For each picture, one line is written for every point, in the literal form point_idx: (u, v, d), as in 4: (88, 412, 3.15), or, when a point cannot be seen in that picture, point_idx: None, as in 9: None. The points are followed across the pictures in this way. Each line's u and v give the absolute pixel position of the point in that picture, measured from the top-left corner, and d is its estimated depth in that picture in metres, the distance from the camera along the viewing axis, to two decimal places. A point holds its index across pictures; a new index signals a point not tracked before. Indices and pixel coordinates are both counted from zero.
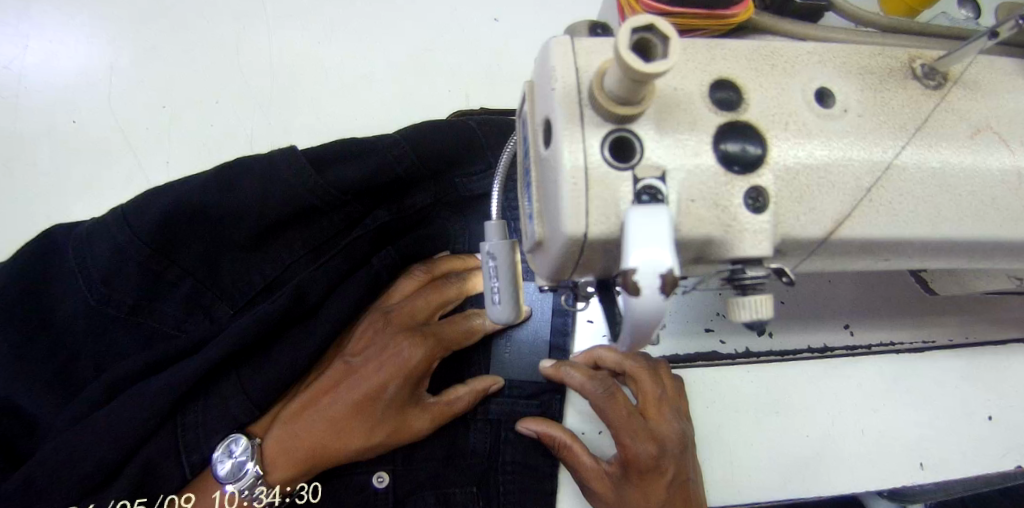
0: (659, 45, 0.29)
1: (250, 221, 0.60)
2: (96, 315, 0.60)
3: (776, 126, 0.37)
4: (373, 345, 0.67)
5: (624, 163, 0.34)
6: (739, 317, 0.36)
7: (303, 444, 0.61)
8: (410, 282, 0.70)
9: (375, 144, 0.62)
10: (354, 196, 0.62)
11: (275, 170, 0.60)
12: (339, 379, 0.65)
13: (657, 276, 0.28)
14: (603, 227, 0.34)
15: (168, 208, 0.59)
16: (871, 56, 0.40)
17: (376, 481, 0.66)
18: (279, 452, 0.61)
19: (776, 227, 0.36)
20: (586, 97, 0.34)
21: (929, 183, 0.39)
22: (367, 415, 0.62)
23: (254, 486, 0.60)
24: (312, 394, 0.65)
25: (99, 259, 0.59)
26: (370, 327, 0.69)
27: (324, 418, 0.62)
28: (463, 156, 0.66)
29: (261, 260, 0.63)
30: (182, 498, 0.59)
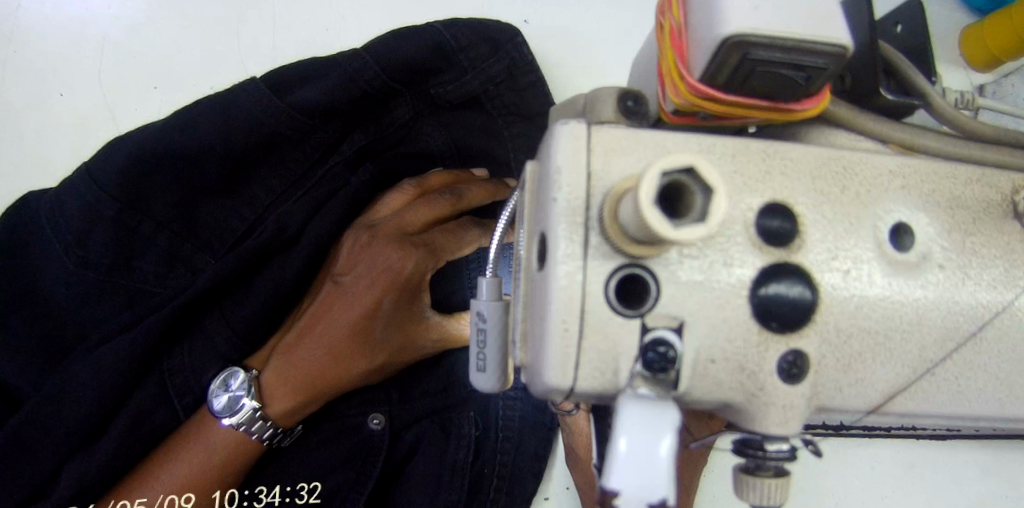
0: (697, 197, 0.21)
1: (214, 160, 0.56)
2: (76, 280, 0.55)
3: (832, 273, 0.29)
4: (363, 259, 0.56)
5: (633, 310, 0.27)
6: (746, 498, 0.29)
7: (299, 370, 0.53)
8: (398, 196, 0.61)
9: (335, 61, 0.56)
10: (321, 119, 0.57)
11: (237, 105, 0.55)
12: (330, 300, 0.56)
13: (646, 505, 0.22)
14: (596, 384, 0.27)
15: (130, 156, 0.54)
16: (967, 182, 0.32)
17: (372, 422, 0.58)
18: (279, 384, 0.53)
19: (813, 398, 0.29)
20: (595, 217, 0.27)
21: (1010, 356, 0.32)
22: (365, 336, 0.54)
23: (252, 421, 0.52)
24: (304, 319, 0.55)
25: (70, 219, 0.55)
26: (355, 241, 0.58)
27: (324, 343, 0.53)
28: (438, 63, 0.58)
29: (238, 202, 0.59)
30: (182, 498, 0.51)
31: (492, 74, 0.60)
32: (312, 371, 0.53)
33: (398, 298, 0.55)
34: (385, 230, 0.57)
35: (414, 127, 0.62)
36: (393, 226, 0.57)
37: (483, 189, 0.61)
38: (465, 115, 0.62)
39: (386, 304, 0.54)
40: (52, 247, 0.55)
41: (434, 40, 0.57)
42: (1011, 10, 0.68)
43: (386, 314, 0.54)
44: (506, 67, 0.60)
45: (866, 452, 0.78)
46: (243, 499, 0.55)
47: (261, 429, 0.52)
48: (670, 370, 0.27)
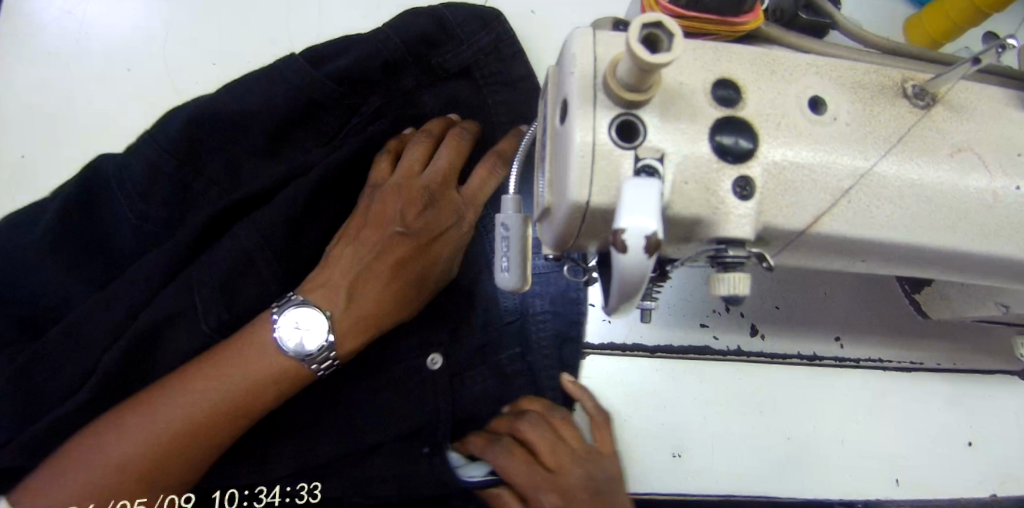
0: (665, 41, 0.33)
1: (261, 122, 0.67)
2: (141, 231, 0.65)
3: (768, 126, 0.41)
4: (416, 216, 0.67)
5: (628, 143, 0.38)
6: (718, 291, 0.40)
7: (377, 309, 0.63)
8: (415, 149, 0.69)
9: (356, 38, 0.69)
10: (349, 87, 0.69)
11: (281, 76, 0.68)
12: (390, 252, 0.65)
13: (642, 238, 0.32)
14: (604, 198, 0.38)
15: (187, 118, 0.65)
16: (866, 73, 0.45)
17: (430, 362, 0.70)
18: (354, 324, 0.61)
19: (759, 215, 0.40)
20: (600, 83, 0.39)
21: (905, 193, 0.43)
22: (428, 282, 0.67)
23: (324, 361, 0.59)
24: (370, 264, 0.64)
25: (133, 177, 0.64)
26: (400, 197, 0.67)
27: (393, 289, 0.64)
28: (440, 37, 0.72)
29: (290, 150, 0.70)
30: (182, 499, 0.57)
31: (481, 46, 0.74)
32: (388, 309, 0.64)
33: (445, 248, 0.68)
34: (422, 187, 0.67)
35: (418, 95, 0.74)
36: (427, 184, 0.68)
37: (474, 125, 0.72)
38: (463, 83, 0.75)
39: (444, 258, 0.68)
40: (114, 201, 0.65)
41: (434, 17, 0.71)
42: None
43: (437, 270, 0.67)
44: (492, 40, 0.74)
45: (840, 381, 0.88)
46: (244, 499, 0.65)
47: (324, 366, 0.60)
48: None
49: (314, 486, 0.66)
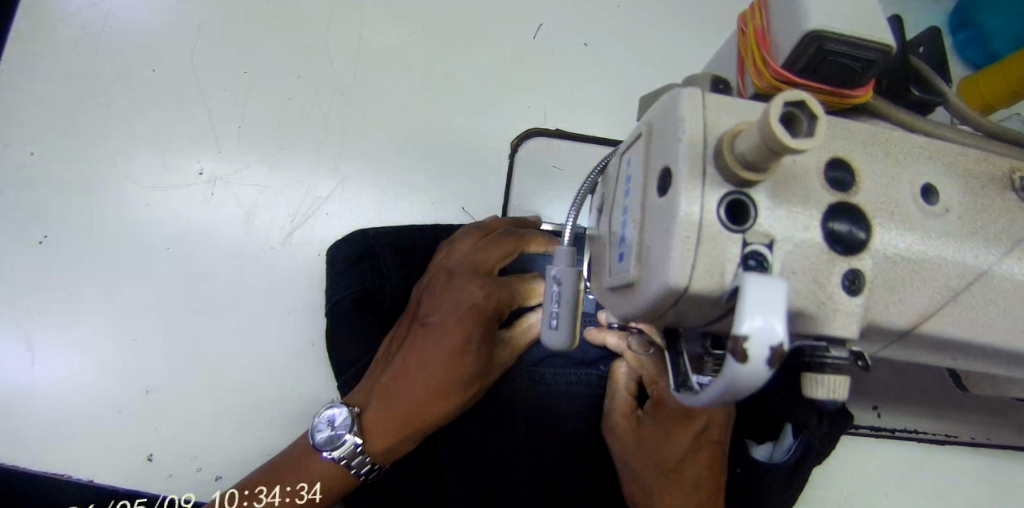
0: (805, 123, 0.30)
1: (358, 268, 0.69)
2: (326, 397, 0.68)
3: (882, 215, 0.37)
4: (446, 301, 0.61)
5: (737, 225, 0.35)
6: (814, 395, 0.36)
7: (406, 406, 0.60)
8: (466, 238, 0.67)
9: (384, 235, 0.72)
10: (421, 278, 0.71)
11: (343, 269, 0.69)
12: (418, 343, 0.61)
13: (767, 348, 0.29)
14: (706, 284, 0.34)
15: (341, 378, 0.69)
16: (978, 161, 0.41)
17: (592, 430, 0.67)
18: (381, 425, 0.60)
19: (867, 312, 0.37)
20: (710, 153, 0.35)
21: (1014, 295, 0.40)
22: (455, 374, 0.59)
23: (353, 455, 0.60)
24: (395, 367, 0.61)
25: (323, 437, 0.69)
26: (432, 287, 0.63)
27: (421, 386, 0.59)
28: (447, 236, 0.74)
29: None
30: None
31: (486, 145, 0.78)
32: (418, 410, 0.60)
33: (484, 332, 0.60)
34: (458, 274, 0.62)
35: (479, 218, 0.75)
36: (462, 272, 0.62)
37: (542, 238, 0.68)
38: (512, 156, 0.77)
39: (471, 347, 0.59)
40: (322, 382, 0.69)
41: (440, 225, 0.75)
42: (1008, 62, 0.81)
43: (467, 359, 0.59)
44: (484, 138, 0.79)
45: (872, 449, 0.86)
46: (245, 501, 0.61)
47: (361, 465, 0.61)
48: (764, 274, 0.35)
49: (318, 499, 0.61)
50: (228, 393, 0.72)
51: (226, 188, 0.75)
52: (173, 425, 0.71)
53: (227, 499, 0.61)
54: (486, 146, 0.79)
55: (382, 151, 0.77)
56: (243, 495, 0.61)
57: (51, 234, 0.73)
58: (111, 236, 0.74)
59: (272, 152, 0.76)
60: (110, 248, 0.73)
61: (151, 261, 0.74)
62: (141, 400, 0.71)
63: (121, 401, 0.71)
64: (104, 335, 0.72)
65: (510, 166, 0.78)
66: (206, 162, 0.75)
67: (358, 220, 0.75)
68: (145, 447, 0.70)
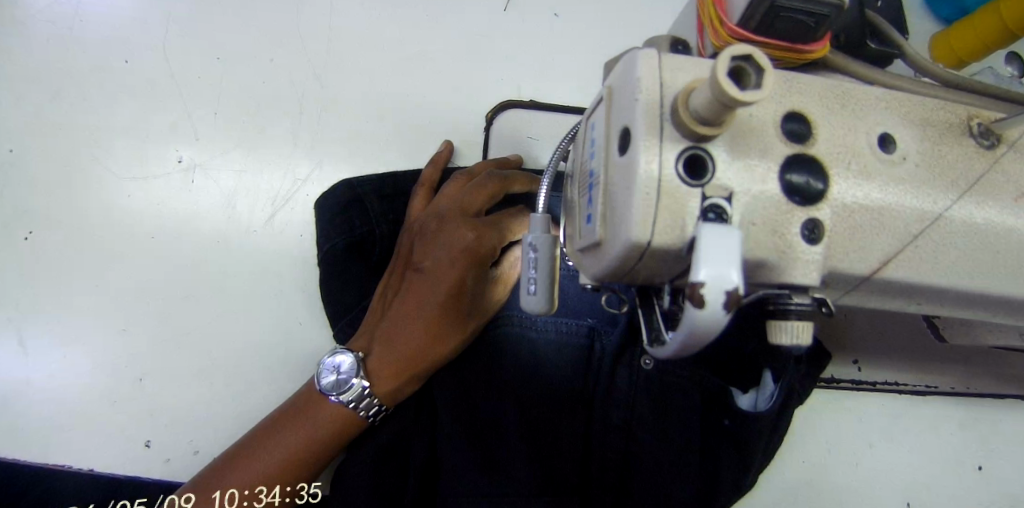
0: (753, 76, 0.31)
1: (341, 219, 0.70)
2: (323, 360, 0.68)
3: (839, 164, 0.38)
4: (439, 243, 0.63)
5: (696, 180, 0.36)
6: (779, 340, 0.38)
7: (407, 348, 0.62)
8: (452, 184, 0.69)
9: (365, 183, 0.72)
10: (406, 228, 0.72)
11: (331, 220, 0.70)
12: (416, 285, 0.63)
13: (723, 292, 0.30)
14: (668, 238, 0.35)
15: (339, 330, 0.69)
16: (934, 108, 0.42)
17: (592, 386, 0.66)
18: (384, 366, 0.62)
19: (827, 259, 0.38)
20: (667, 113, 0.36)
21: (971, 237, 0.41)
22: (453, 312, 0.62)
23: (360, 398, 0.61)
24: (394, 310, 0.63)
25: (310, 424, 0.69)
26: (422, 233, 0.65)
27: (421, 325, 0.62)
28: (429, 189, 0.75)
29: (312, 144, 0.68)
30: (182, 498, 0.58)
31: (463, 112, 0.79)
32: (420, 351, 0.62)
33: (479, 272, 0.63)
34: (446, 218, 0.64)
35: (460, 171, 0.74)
36: (452, 216, 0.64)
37: (523, 179, 0.70)
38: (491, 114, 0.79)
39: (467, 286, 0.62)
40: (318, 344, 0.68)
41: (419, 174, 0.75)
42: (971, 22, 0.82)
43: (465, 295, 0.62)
44: (461, 104, 0.79)
45: (855, 403, 0.88)
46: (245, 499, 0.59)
47: (368, 407, 0.61)
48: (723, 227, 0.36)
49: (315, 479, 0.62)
50: (220, 378, 0.73)
51: (207, 175, 0.75)
52: (167, 412, 0.72)
53: (226, 499, 0.59)
54: (463, 122, 0.79)
55: (358, 131, 0.77)
56: (243, 495, 0.59)
57: (35, 231, 0.73)
58: (92, 230, 0.74)
59: (248, 137, 0.76)
60: (93, 241, 0.74)
61: (135, 251, 0.74)
62: (135, 388, 0.72)
63: (116, 391, 0.72)
64: (94, 327, 0.73)
65: (485, 140, 0.78)
66: (183, 150, 0.75)
67: None
68: (143, 434, 0.72)
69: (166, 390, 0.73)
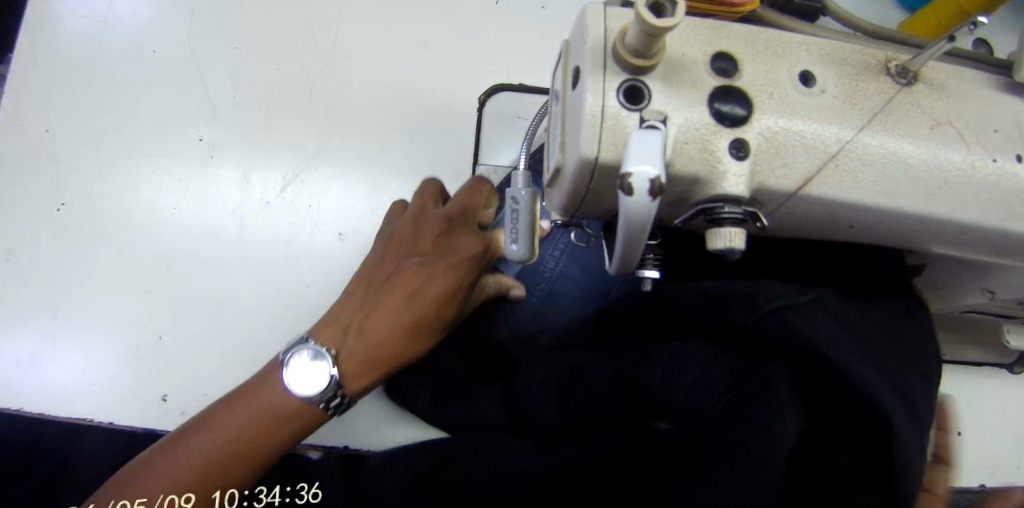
0: (670, 9, 0.37)
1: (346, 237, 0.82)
2: None
3: (762, 95, 0.44)
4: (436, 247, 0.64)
5: (635, 106, 0.42)
6: (715, 245, 0.44)
7: (384, 335, 0.60)
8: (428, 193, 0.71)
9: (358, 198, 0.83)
10: None
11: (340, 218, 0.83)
12: (405, 274, 0.62)
13: (647, 181, 0.36)
14: (612, 155, 0.42)
15: None
16: (853, 52, 0.48)
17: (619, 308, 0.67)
18: (361, 360, 0.60)
19: (753, 176, 0.44)
20: (609, 52, 0.43)
21: (887, 160, 0.46)
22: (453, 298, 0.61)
23: (334, 395, 0.59)
24: (378, 301, 0.62)
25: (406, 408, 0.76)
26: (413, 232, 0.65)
27: (402, 318, 0.61)
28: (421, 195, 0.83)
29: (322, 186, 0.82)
30: (182, 498, 0.55)
31: (457, 94, 0.87)
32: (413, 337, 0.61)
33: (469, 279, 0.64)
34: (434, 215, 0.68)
35: None
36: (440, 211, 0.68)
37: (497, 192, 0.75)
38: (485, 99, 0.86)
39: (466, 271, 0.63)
40: None
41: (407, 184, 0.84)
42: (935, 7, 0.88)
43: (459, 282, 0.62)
44: (455, 87, 0.87)
45: None
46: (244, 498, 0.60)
47: (336, 403, 0.60)
48: None
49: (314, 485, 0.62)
50: (233, 336, 0.80)
51: (224, 153, 0.83)
52: (185, 366, 0.79)
53: (226, 499, 0.57)
54: (456, 103, 0.86)
55: (362, 112, 0.85)
56: (241, 495, 0.58)
57: (69, 201, 0.81)
58: (122, 201, 0.82)
59: (263, 118, 0.84)
60: (122, 213, 0.82)
61: (159, 221, 0.82)
62: (156, 345, 0.79)
63: (138, 348, 0.79)
64: (121, 289, 0.80)
65: (478, 120, 0.86)
66: (204, 131, 0.83)
67: (344, 176, 0.83)
68: (161, 387, 0.78)
69: (184, 346, 0.80)
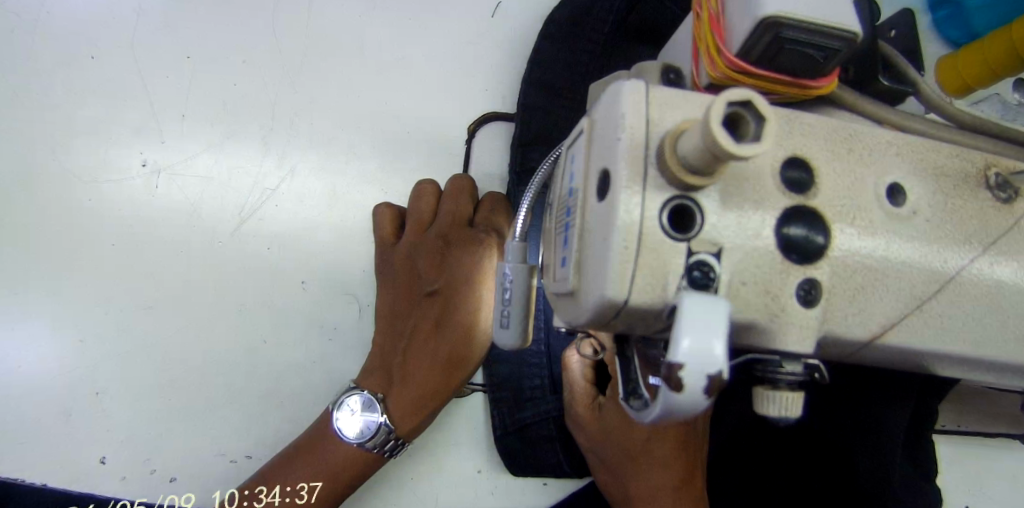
0: (752, 125, 0.27)
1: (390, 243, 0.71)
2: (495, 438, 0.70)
3: (842, 218, 0.34)
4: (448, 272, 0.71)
5: (681, 234, 0.32)
6: (766, 411, 0.34)
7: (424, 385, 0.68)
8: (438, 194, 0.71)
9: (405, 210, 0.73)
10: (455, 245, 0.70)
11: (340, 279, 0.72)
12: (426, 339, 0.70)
13: (705, 376, 0.27)
14: (647, 297, 0.31)
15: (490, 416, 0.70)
16: (948, 156, 0.38)
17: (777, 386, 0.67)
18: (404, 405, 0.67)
19: (823, 323, 0.34)
20: (653, 154, 0.32)
21: (983, 301, 0.37)
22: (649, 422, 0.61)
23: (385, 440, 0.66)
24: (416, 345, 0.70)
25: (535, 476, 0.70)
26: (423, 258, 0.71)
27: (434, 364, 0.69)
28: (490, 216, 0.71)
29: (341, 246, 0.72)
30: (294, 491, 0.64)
31: (447, 123, 0.75)
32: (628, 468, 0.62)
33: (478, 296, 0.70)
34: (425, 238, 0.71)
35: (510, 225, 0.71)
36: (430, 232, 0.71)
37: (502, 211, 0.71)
38: (478, 131, 0.75)
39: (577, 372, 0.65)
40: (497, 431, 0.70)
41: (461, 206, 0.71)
42: (981, 43, 0.73)
43: (610, 393, 0.62)
44: (444, 114, 0.75)
45: None
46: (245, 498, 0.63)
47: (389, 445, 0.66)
48: (711, 287, 0.32)
49: (313, 486, 0.64)
50: (180, 395, 0.69)
51: (172, 179, 0.71)
52: (123, 431, 0.68)
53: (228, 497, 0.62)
54: (445, 133, 0.75)
55: (335, 139, 0.73)
56: (243, 495, 0.63)
57: None
58: (51, 234, 0.69)
59: (219, 141, 0.71)
60: (50, 247, 0.69)
61: (93, 258, 0.70)
62: (88, 404, 0.68)
63: (70, 404, 0.68)
64: (47, 335, 0.68)
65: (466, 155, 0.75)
66: (148, 153, 0.71)
67: (312, 212, 0.72)
68: (97, 450, 0.67)
69: (120, 407, 0.69)
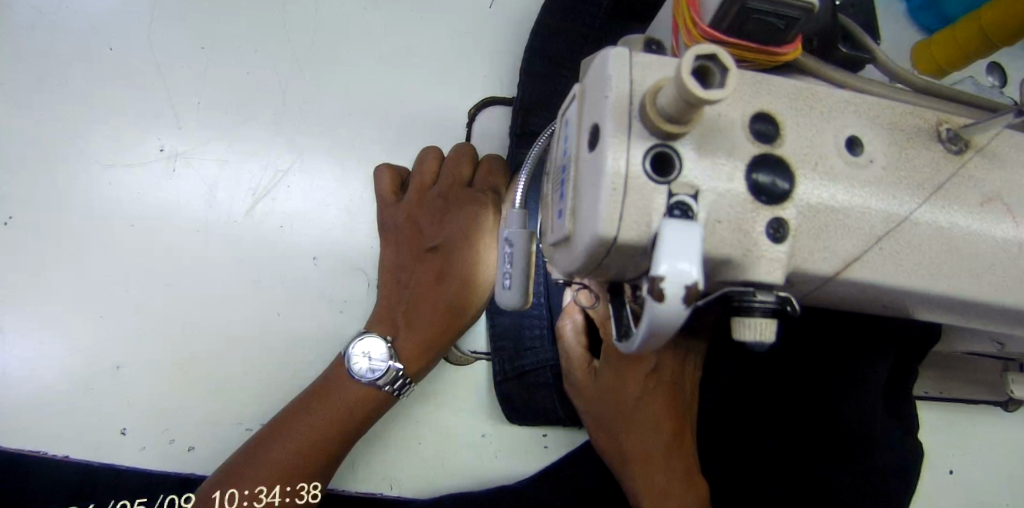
0: (717, 75, 0.31)
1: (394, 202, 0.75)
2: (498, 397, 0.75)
3: (805, 166, 0.39)
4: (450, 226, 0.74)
5: (662, 178, 0.36)
6: (742, 336, 0.38)
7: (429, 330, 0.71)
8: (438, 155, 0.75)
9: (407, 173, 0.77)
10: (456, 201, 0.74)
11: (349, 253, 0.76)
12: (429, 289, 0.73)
13: (682, 287, 0.31)
14: (634, 232, 0.36)
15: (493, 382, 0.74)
16: (902, 113, 0.43)
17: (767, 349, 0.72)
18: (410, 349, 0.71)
19: (791, 258, 0.39)
20: (635, 109, 0.36)
21: (936, 241, 0.41)
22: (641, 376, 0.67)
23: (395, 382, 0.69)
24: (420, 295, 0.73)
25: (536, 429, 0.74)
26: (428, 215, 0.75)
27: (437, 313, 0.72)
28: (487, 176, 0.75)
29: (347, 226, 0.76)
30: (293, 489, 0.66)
31: (447, 107, 0.79)
32: (619, 422, 0.67)
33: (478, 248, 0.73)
34: (427, 195, 0.75)
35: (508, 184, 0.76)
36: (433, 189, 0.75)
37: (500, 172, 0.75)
38: (477, 115, 0.80)
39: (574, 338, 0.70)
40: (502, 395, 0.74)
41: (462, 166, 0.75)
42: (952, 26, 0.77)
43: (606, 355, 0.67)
44: (444, 99, 0.80)
45: None
46: (245, 499, 0.64)
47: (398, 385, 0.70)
48: None
49: (314, 486, 0.67)
50: (197, 368, 0.73)
51: (188, 163, 0.75)
52: (143, 401, 0.72)
53: (227, 499, 0.63)
54: (446, 117, 0.79)
55: (342, 124, 0.77)
56: (243, 495, 0.64)
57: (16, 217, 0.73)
58: (74, 217, 0.73)
59: (232, 127, 0.76)
60: (73, 230, 0.73)
61: (114, 239, 0.74)
62: (111, 377, 0.72)
63: (94, 377, 0.72)
64: (71, 312, 0.72)
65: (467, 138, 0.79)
66: (166, 140, 0.75)
67: (321, 193, 0.76)
68: (120, 420, 0.71)
69: (141, 379, 0.72)
